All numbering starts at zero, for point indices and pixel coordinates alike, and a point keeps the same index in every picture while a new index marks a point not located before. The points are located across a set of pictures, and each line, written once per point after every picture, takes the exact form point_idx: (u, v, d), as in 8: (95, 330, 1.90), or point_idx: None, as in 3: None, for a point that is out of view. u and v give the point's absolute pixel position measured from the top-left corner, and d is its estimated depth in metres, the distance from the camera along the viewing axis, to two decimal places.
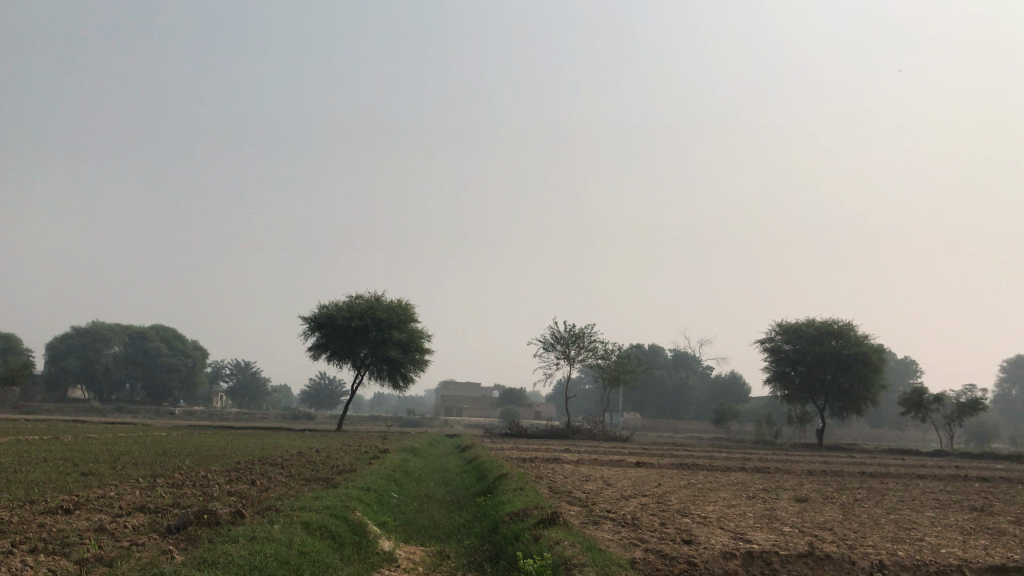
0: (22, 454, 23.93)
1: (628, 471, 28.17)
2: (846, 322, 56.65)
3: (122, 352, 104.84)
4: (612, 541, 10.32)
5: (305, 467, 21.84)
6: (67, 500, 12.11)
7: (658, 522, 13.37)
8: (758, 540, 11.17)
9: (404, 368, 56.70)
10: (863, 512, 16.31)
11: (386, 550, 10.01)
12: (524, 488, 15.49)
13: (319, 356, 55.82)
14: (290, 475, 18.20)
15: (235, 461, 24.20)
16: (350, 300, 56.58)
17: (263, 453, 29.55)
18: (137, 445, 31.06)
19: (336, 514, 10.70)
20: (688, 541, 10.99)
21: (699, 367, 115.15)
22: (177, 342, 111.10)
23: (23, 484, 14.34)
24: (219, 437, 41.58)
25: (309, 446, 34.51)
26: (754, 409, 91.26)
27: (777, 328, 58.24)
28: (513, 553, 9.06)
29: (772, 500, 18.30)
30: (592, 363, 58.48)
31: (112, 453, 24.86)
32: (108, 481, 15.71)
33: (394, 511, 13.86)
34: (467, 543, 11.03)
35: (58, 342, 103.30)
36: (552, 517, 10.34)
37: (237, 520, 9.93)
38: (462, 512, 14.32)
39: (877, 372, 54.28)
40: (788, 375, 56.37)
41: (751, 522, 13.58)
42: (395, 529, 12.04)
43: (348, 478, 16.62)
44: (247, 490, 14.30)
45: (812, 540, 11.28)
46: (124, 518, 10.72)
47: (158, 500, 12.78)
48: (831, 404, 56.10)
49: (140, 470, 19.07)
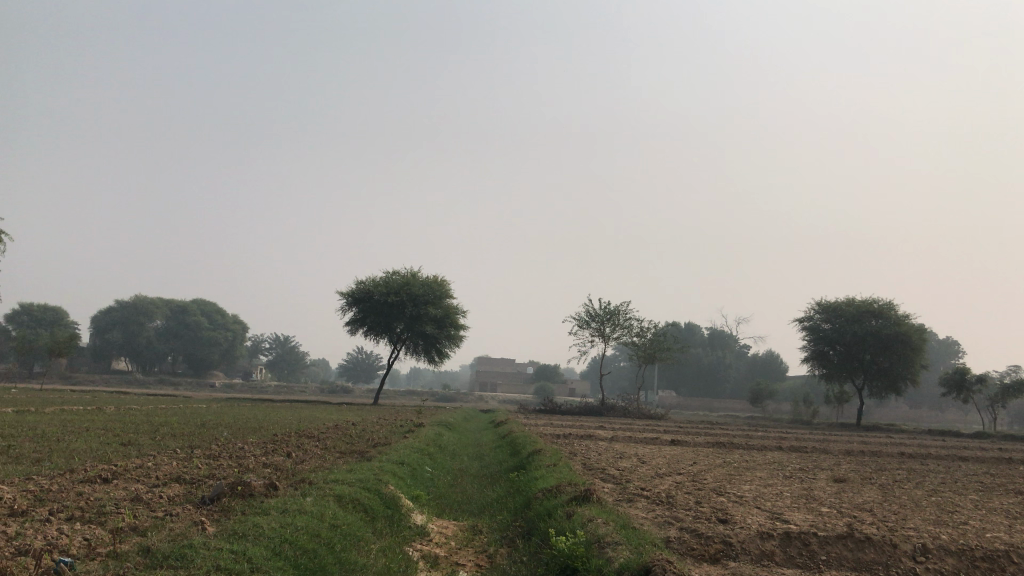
0: (64, 423, 24.33)
1: (663, 449, 28.00)
2: (886, 301, 55.68)
3: (163, 326, 106.49)
4: (646, 519, 10.18)
5: (340, 440, 21.98)
6: (106, 470, 12.26)
7: (692, 501, 13.21)
8: (796, 521, 10.96)
9: (439, 343, 56.86)
10: (904, 493, 15.97)
11: (418, 525, 9.97)
12: (557, 465, 15.39)
13: (355, 331, 56.22)
14: (324, 448, 18.29)
15: (272, 433, 24.43)
16: (386, 276, 56.80)
17: (298, 426, 29.85)
18: (176, 417, 31.50)
19: (368, 487, 10.69)
20: (724, 520, 10.82)
21: (736, 345, 114.31)
22: (217, 316, 112.59)
23: (64, 453, 14.55)
24: (257, 409, 42.03)
25: (344, 420, 34.83)
26: (791, 389, 90.34)
27: (815, 306, 57.49)
28: (545, 530, 8.95)
29: (810, 480, 18.04)
30: (627, 341, 58.21)
31: (152, 425, 25.24)
32: (147, 451, 15.90)
33: (427, 485, 13.85)
34: (500, 519, 10.97)
35: (102, 315, 105.37)
36: (585, 494, 10.21)
37: (270, 493, 9.95)
38: (495, 488, 14.29)
39: (917, 352, 53.36)
40: (825, 354, 55.67)
41: (788, 502, 13.37)
42: (428, 503, 12.02)
43: (382, 451, 16.69)
44: (282, 462, 14.38)
45: (851, 523, 11.04)
46: (160, 488, 10.81)
47: (194, 471, 12.88)
48: (870, 383, 55.33)
49: (179, 441, 19.31)
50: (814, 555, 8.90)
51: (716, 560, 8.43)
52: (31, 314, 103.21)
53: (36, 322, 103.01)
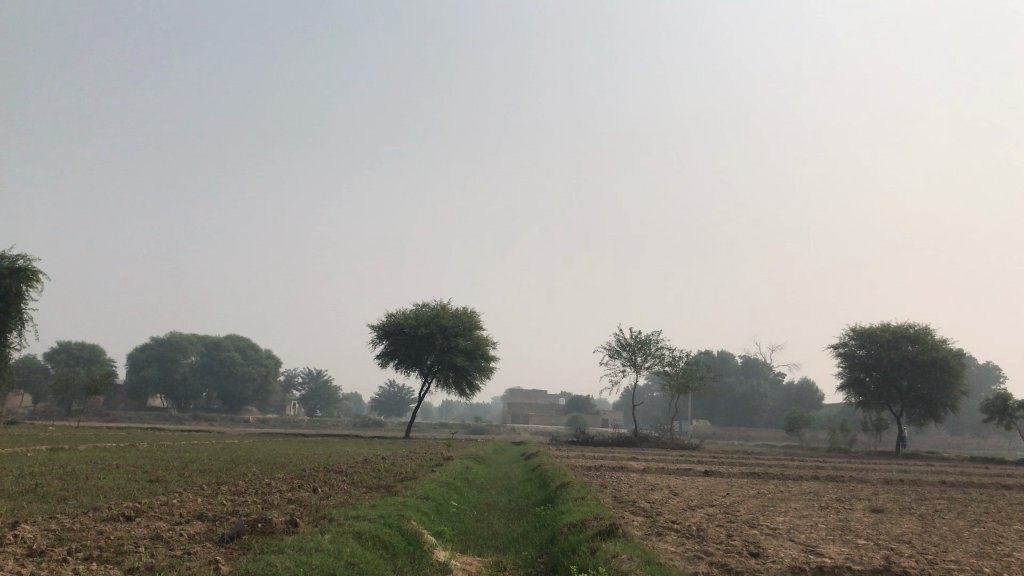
0: (96, 460, 24.46)
1: (695, 480, 27.56)
2: (923, 326, 54.68)
3: (198, 362, 107.43)
4: (675, 554, 9.90)
5: (367, 474, 21.84)
6: (129, 508, 12.21)
7: (725, 534, 12.89)
8: (832, 554, 10.60)
9: (469, 375, 56.66)
10: (944, 524, 15.54)
11: (440, 561, 9.80)
12: (585, 498, 15.16)
13: (386, 363, 56.27)
14: (351, 483, 18.16)
15: (301, 468, 24.35)
16: (416, 309, 56.90)
17: (329, 460, 29.77)
18: (207, 453, 31.57)
19: (390, 523, 10.52)
20: (756, 554, 10.48)
21: (770, 373, 113.06)
22: (250, 351, 113.44)
23: (90, 491, 14.53)
24: (288, 444, 42.10)
25: (374, 454, 34.75)
26: (828, 417, 88.94)
27: (850, 332, 56.66)
28: (569, 566, 8.72)
29: (846, 511, 17.54)
30: (659, 370, 57.65)
31: (182, 461, 25.28)
32: (173, 488, 15.89)
33: (453, 520, 13.66)
34: (524, 555, 10.77)
35: (138, 352, 106.51)
36: (611, 529, 9.97)
37: (290, 530, 9.81)
38: (522, 522, 14.04)
39: (956, 377, 52.22)
40: (862, 381, 54.77)
41: (823, 534, 12.98)
42: (452, 539, 11.81)
43: (408, 486, 16.52)
44: (306, 498, 14.24)
45: (889, 556, 10.67)
46: (180, 526, 10.72)
47: (219, 508, 12.79)
48: (909, 411, 54.32)
49: (206, 477, 19.28)
50: None
51: None
52: (69, 352, 104.67)
53: (73, 360, 104.44)
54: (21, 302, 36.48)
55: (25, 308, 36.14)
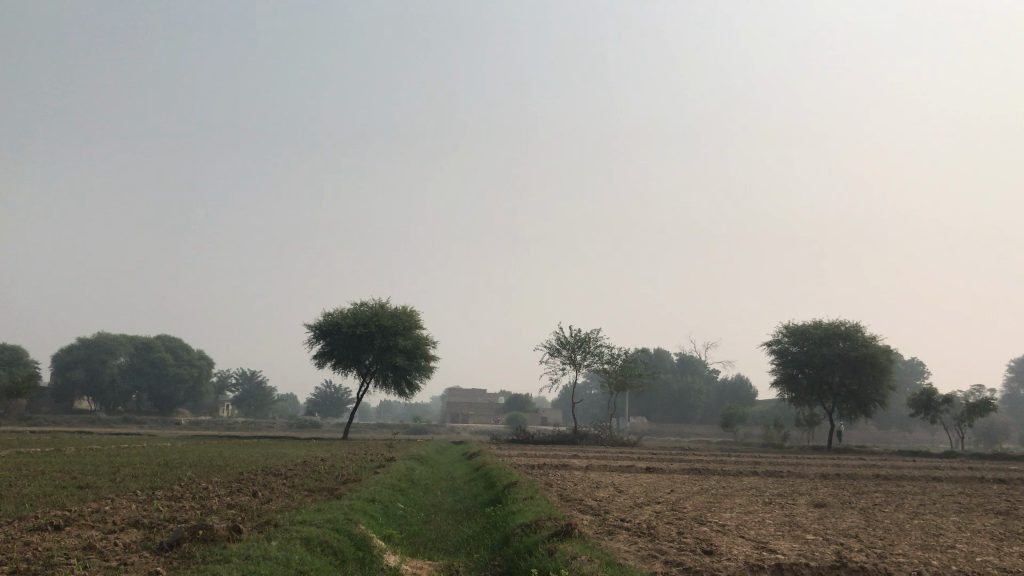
0: (18, 466, 23.37)
1: (638, 477, 27.64)
2: (852, 323, 55.96)
3: (127, 363, 104.49)
4: (630, 554, 9.77)
5: (308, 476, 21.39)
6: (58, 516, 11.59)
7: (675, 531, 12.84)
8: (785, 551, 10.57)
9: (409, 375, 56.14)
10: (885, 517, 15.79)
11: (391, 565, 9.51)
12: (533, 497, 14.99)
13: (324, 364, 55.41)
14: (293, 485, 17.69)
15: (238, 472, 23.64)
16: (354, 308, 56.12)
17: (266, 463, 29.08)
18: (139, 456, 30.54)
19: (338, 527, 10.15)
20: (710, 552, 10.41)
21: (705, 371, 114.93)
22: (182, 352, 110.80)
23: (14, 499, 13.76)
24: (223, 447, 40.94)
25: (312, 455, 34.11)
26: (761, 413, 90.73)
27: (784, 330, 57.70)
28: (526, 568, 8.51)
29: (790, 506, 17.72)
30: (598, 368, 57.90)
31: (111, 465, 24.36)
32: (104, 494, 15.19)
33: (400, 522, 13.35)
34: (476, 557, 10.53)
35: (64, 353, 102.99)
36: (567, 528, 9.76)
37: (234, 537, 9.39)
38: (472, 523, 13.75)
39: (885, 373, 53.57)
40: (794, 377, 55.87)
41: (771, 530, 13.02)
42: (401, 542, 11.50)
43: (352, 488, 16.09)
44: (247, 503, 13.74)
45: (841, 550, 10.73)
46: (115, 534, 10.17)
47: (155, 514, 12.24)
48: (839, 406, 55.44)
49: (139, 482, 18.55)
50: None
51: None
52: None
53: None
54: None
55: None
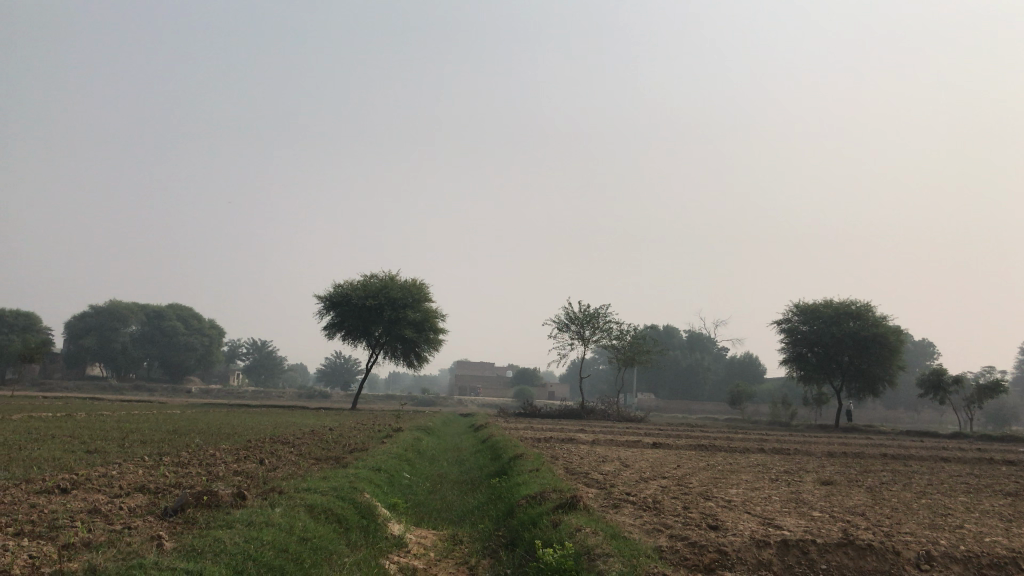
0: (28, 430, 23.50)
1: (645, 453, 27.65)
2: (864, 303, 55.69)
3: (139, 331, 105.04)
4: (635, 527, 9.71)
5: (316, 446, 21.44)
6: (64, 479, 11.62)
7: (681, 506, 12.78)
8: (791, 528, 10.49)
9: (417, 347, 56.20)
10: (892, 496, 15.73)
11: (395, 535, 9.51)
12: (539, 469, 14.95)
13: (333, 335, 55.54)
14: (300, 454, 17.73)
15: (246, 440, 23.72)
16: (364, 279, 56.10)
17: (274, 432, 29.17)
18: (149, 423, 30.69)
19: (343, 496, 10.11)
20: (715, 527, 10.32)
21: (714, 348, 114.86)
22: (193, 321, 111.26)
23: (22, 462, 13.83)
24: (232, 415, 41.14)
25: (321, 425, 34.14)
26: (770, 392, 90.74)
27: (794, 309, 57.43)
28: (529, 541, 8.45)
29: (797, 483, 17.69)
30: (607, 344, 57.83)
31: (120, 431, 24.48)
32: (112, 459, 15.24)
33: (405, 492, 13.35)
34: (481, 528, 10.48)
35: (76, 320, 103.61)
36: (571, 501, 9.70)
37: (237, 504, 9.36)
38: (476, 495, 13.75)
39: (895, 353, 53.31)
40: (803, 356, 55.76)
41: (777, 506, 12.94)
42: (406, 512, 11.48)
43: (359, 457, 16.11)
44: (252, 470, 13.76)
45: (847, 528, 10.63)
46: (120, 499, 10.20)
47: (160, 480, 12.27)
48: (848, 386, 55.31)
49: (148, 448, 18.59)
50: (814, 564, 8.21)
51: (710, 570, 7.77)
52: (3, 319, 101.52)
53: (7, 327, 101.24)
54: None
55: None
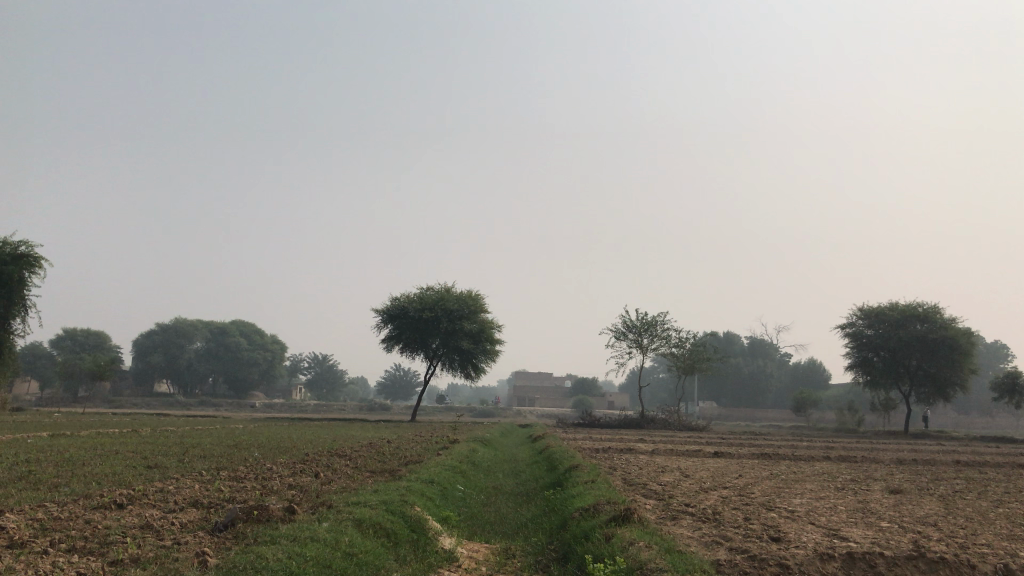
0: (95, 446, 24.03)
1: (706, 462, 27.09)
2: (931, 304, 54.06)
3: (203, 347, 107.20)
4: (692, 540, 9.38)
5: (373, 458, 21.40)
6: (122, 494, 11.76)
7: (742, 517, 12.37)
8: (858, 539, 10.05)
9: (475, 358, 56.17)
10: (966, 504, 15.06)
11: (446, 549, 9.35)
12: (594, 481, 14.69)
13: (392, 348, 55.96)
14: (355, 467, 17.67)
15: (305, 453, 23.86)
16: (421, 292, 56.41)
17: (333, 444, 29.32)
18: (211, 438, 31.15)
19: (392, 509, 9.98)
20: (778, 539, 9.93)
21: (777, 354, 112.85)
22: (256, 336, 113.21)
23: (84, 478, 14.07)
24: (292, 429, 41.58)
25: (379, 437, 34.25)
26: (835, 398, 88.66)
27: (858, 312, 56.03)
28: (582, 555, 8.20)
29: (864, 492, 17.11)
30: (665, 352, 57.11)
31: (182, 445, 24.86)
32: (171, 474, 15.38)
33: (458, 505, 13.20)
34: (534, 542, 10.26)
35: (144, 338, 106.26)
36: (624, 513, 9.42)
37: (288, 518, 9.32)
38: (530, 507, 13.54)
39: (966, 356, 51.54)
40: (869, 360, 54.29)
41: (844, 517, 12.45)
42: (458, 525, 11.31)
43: (414, 470, 16.05)
44: (307, 483, 13.76)
45: (917, 540, 10.13)
46: (173, 514, 10.23)
47: (215, 494, 12.30)
48: (917, 390, 53.65)
49: (208, 463, 18.81)
50: None
51: None
52: (74, 339, 104.72)
53: (79, 346, 104.30)
54: (24, 288, 40.76)
55: (28, 290, 40.30)
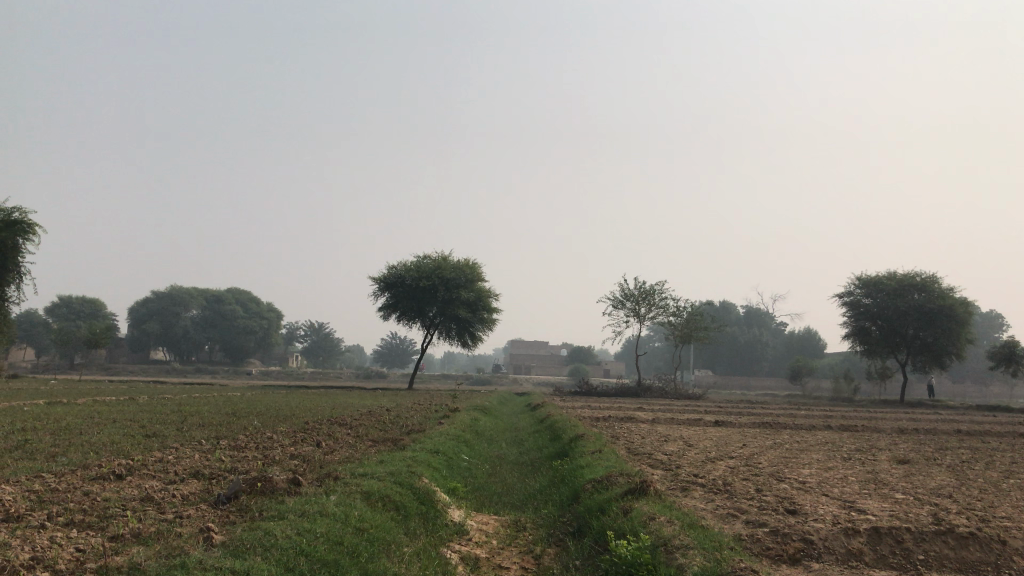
0: (91, 414, 23.81)
1: (708, 431, 26.88)
2: (929, 274, 53.76)
3: (199, 315, 106.76)
4: (707, 513, 9.14)
5: (374, 427, 21.18)
6: (121, 465, 11.46)
7: (754, 488, 12.13)
8: (874, 512, 9.82)
9: (472, 327, 55.93)
10: (976, 475, 14.87)
11: (456, 522, 9.09)
12: (602, 450, 14.42)
13: (388, 316, 55.74)
14: (357, 436, 17.46)
15: (305, 422, 23.63)
16: (418, 260, 56.03)
17: (331, 412, 29.11)
18: (209, 405, 30.93)
19: (400, 481, 9.70)
20: (794, 512, 9.70)
21: (773, 323, 112.94)
22: (252, 305, 112.83)
23: (81, 448, 13.79)
24: (289, 396, 41.43)
25: (378, 405, 34.14)
26: (832, 366, 88.78)
27: (856, 281, 55.74)
28: (599, 529, 7.94)
29: (871, 462, 16.91)
30: (663, 321, 56.87)
31: (180, 414, 24.55)
32: (170, 443, 15.10)
33: (464, 475, 12.95)
34: (545, 514, 10.01)
35: (139, 305, 105.89)
36: (640, 486, 9.16)
37: (293, 489, 9.06)
38: (538, 477, 13.33)
39: (963, 325, 51.28)
40: (866, 329, 54.11)
41: (858, 488, 12.23)
42: (466, 496, 11.08)
43: (416, 439, 15.83)
44: (310, 453, 13.53)
45: (936, 512, 9.92)
46: (174, 486, 9.95)
47: (217, 465, 12.01)
48: (913, 359, 53.54)
49: (206, 432, 18.52)
50: (910, 554, 7.51)
51: (796, 561, 7.17)
52: (70, 306, 104.38)
53: (74, 314, 103.94)
54: (18, 255, 40.29)
55: (22, 256, 39.87)
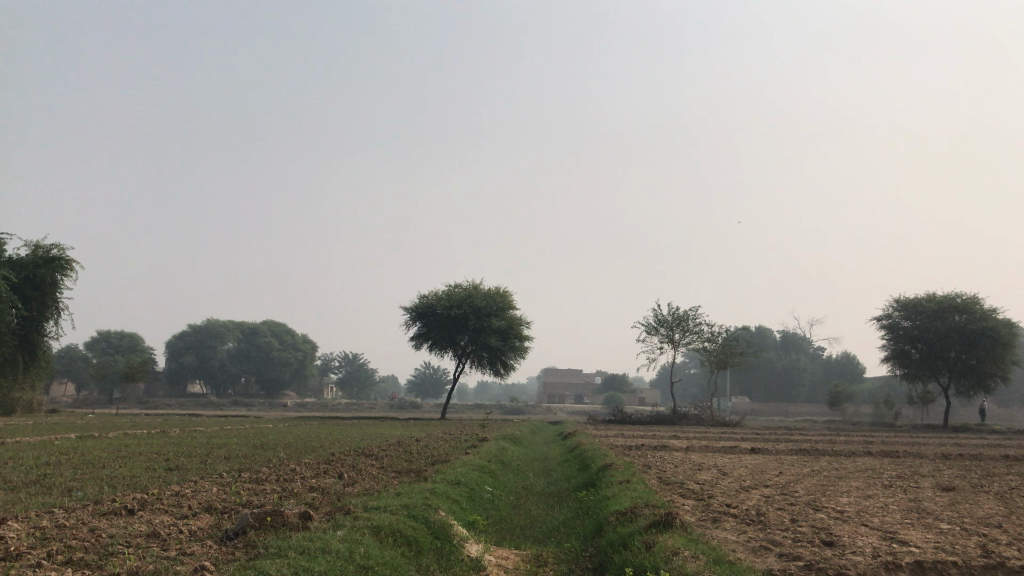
0: (121, 448, 23.76)
1: (744, 458, 26.21)
2: (970, 295, 52.42)
3: (235, 348, 107.58)
4: (739, 546, 8.66)
5: (399, 457, 20.85)
6: (133, 499, 11.21)
7: (788, 518, 11.58)
8: (917, 543, 9.24)
9: (504, 355, 55.48)
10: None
11: (472, 556, 8.68)
12: (630, 480, 13.94)
13: (420, 345, 55.60)
14: (380, 468, 17.08)
15: (332, 453, 23.35)
16: (449, 289, 55.95)
17: (361, 443, 28.84)
18: (239, 438, 30.78)
19: (413, 514, 9.31)
20: (830, 544, 9.17)
21: (810, 348, 111.19)
22: (287, 337, 113.45)
23: (101, 482, 13.59)
24: (320, 427, 41.26)
25: (408, 436, 33.84)
26: (872, 391, 86.89)
27: (894, 304, 54.51)
28: (620, 564, 7.52)
29: (913, 489, 16.22)
30: (698, 347, 56.04)
31: (208, 447, 24.34)
32: (189, 476, 14.89)
33: (486, 507, 12.52)
34: (567, 548, 9.58)
35: (176, 339, 106.95)
36: (666, 519, 8.70)
37: (304, 523, 8.72)
38: (563, 508, 12.88)
39: (1007, 348, 49.88)
40: (906, 352, 52.76)
41: (900, 518, 11.61)
42: (486, 530, 10.67)
43: (440, 469, 15.45)
44: (329, 485, 13.21)
45: (984, 543, 9.31)
46: (183, 520, 9.66)
47: (232, 498, 11.73)
48: (957, 382, 52.13)
49: (230, 465, 18.29)
50: None
51: None
52: (109, 341, 105.71)
53: (113, 349, 105.21)
54: (57, 291, 40.92)
55: (61, 292, 40.52)
